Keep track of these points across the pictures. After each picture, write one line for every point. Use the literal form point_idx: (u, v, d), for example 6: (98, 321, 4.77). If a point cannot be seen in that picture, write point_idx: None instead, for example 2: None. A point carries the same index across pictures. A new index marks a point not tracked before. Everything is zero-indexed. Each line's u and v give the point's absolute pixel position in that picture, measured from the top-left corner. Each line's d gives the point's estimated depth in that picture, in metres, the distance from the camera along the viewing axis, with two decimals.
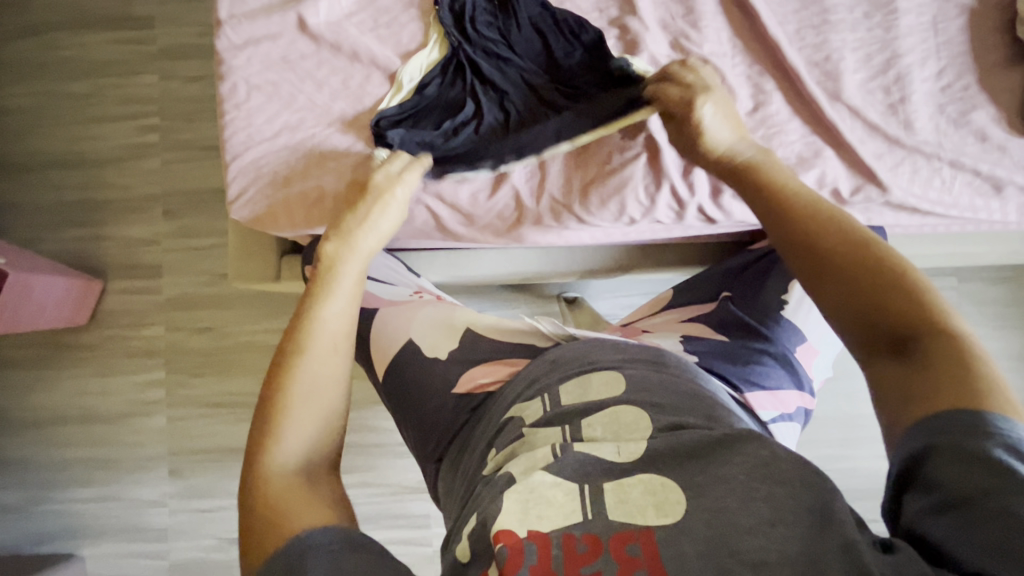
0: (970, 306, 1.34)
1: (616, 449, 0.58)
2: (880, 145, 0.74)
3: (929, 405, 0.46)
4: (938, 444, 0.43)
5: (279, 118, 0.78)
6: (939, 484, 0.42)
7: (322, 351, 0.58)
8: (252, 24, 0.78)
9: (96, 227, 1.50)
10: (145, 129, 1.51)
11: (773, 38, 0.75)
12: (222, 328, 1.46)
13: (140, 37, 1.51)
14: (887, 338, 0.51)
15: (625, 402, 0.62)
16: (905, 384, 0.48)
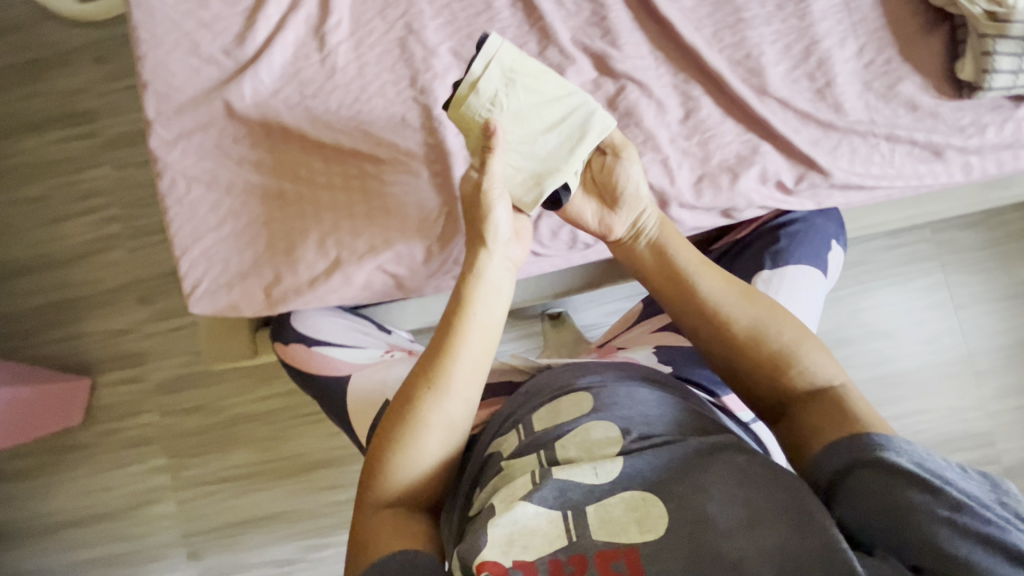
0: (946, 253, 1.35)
1: (594, 471, 0.57)
2: (814, 131, 0.75)
3: (831, 435, 0.55)
4: (855, 464, 0.51)
5: (224, 206, 0.78)
6: (868, 495, 0.49)
7: (451, 403, 0.64)
8: (180, 118, 0.78)
9: (75, 324, 1.50)
10: (106, 221, 1.51)
11: (692, 46, 0.76)
12: (215, 403, 1.46)
13: (88, 131, 1.52)
14: (769, 403, 0.62)
15: (594, 418, 0.63)
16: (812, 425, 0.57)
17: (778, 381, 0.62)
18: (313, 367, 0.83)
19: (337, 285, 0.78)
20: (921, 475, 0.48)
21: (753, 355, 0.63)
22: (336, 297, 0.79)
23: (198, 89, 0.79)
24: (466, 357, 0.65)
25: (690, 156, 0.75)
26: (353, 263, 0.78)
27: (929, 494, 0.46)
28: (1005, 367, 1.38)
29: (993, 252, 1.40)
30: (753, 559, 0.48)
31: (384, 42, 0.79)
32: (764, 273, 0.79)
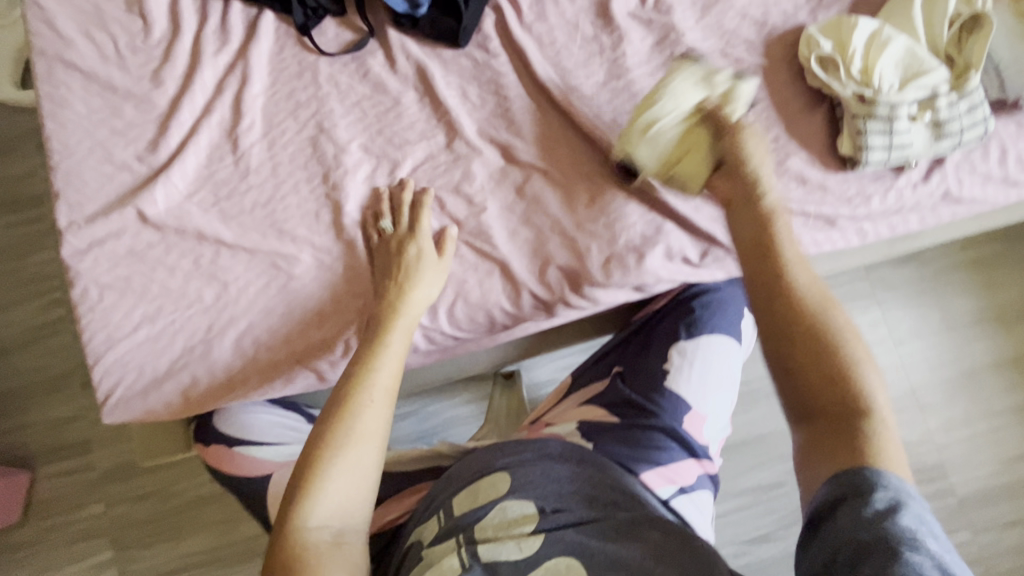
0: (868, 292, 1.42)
1: (518, 546, 0.62)
2: (711, 208, 0.79)
3: (842, 458, 0.51)
4: (844, 497, 0.49)
5: (138, 311, 0.78)
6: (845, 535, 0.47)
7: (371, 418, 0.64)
8: (91, 226, 0.78)
9: (13, 414, 1.45)
10: (48, 306, 1.49)
11: (591, 134, 0.79)
12: (162, 490, 1.40)
13: (31, 217, 1.52)
14: (816, 405, 0.54)
15: (511, 496, 0.65)
16: (833, 442, 0.52)
17: (832, 391, 0.53)
18: (234, 468, 0.83)
19: (255, 385, 0.77)
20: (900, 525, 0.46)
21: (818, 360, 0.54)
22: (255, 395, 0.78)
23: (112, 196, 0.80)
24: (386, 372, 0.68)
25: (598, 239, 0.78)
26: (270, 362, 0.78)
27: (896, 542, 0.45)
28: (951, 399, 1.41)
29: (928, 287, 1.44)
30: None
31: (298, 141, 0.81)
32: (681, 344, 0.82)
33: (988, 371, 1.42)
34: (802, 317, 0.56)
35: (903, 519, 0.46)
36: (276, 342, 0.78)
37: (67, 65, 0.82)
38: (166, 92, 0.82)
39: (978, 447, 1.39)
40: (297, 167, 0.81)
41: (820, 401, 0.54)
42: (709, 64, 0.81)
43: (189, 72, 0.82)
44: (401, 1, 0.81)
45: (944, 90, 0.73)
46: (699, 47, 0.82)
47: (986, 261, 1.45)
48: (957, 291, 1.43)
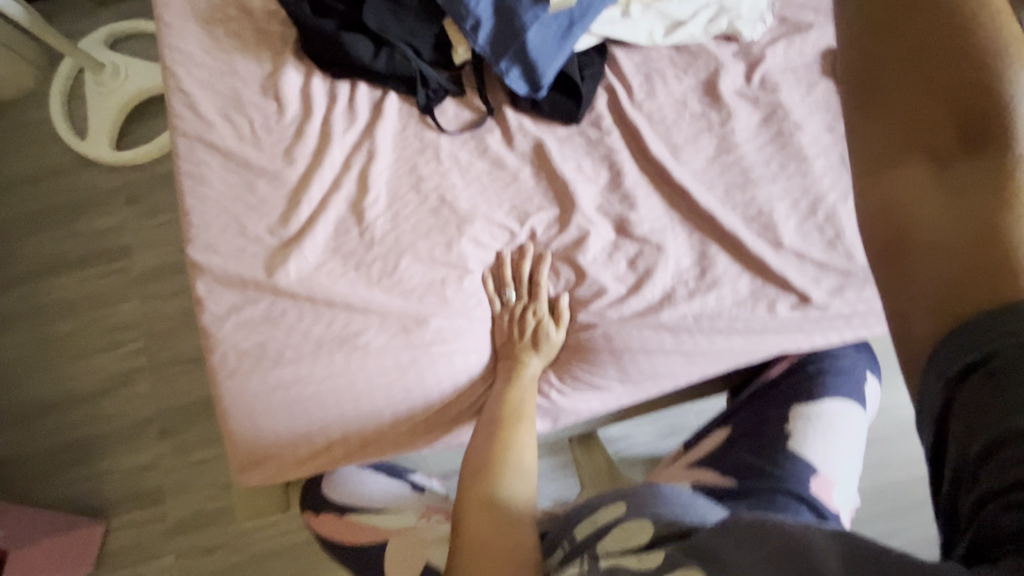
0: None
1: (637, 558, 0.54)
2: (829, 278, 0.80)
3: (963, 288, 0.37)
4: (990, 353, 0.35)
5: (269, 377, 0.80)
6: (985, 412, 0.35)
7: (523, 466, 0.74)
8: (229, 294, 0.82)
9: (94, 458, 1.48)
10: (131, 353, 1.54)
11: (705, 208, 0.82)
12: (236, 540, 1.42)
13: (119, 268, 1.59)
14: (926, 163, 0.41)
15: (625, 515, 0.63)
16: (945, 208, 0.40)
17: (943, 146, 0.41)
18: (346, 532, 0.83)
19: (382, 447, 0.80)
20: None
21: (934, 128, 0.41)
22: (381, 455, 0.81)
23: (245, 264, 0.84)
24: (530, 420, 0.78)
25: (713, 311, 0.80)
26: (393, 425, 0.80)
27: None
28: None
29: None
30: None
31: (419, 213, 0.85)
32: (799, 407, 0.84)
33: None
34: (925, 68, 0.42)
35: None
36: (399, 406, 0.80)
37: (207, 145, 0.88)
38: (298, 168, 0.87)
39: None
40: (419, 238, 0.84)
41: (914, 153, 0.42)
42: (817, 140, 0.84)
43: (318, 151, 0.88)
44: (523, 85, 0.85)
45: None
46: (806, 124, 0.85)
47: None
48: None
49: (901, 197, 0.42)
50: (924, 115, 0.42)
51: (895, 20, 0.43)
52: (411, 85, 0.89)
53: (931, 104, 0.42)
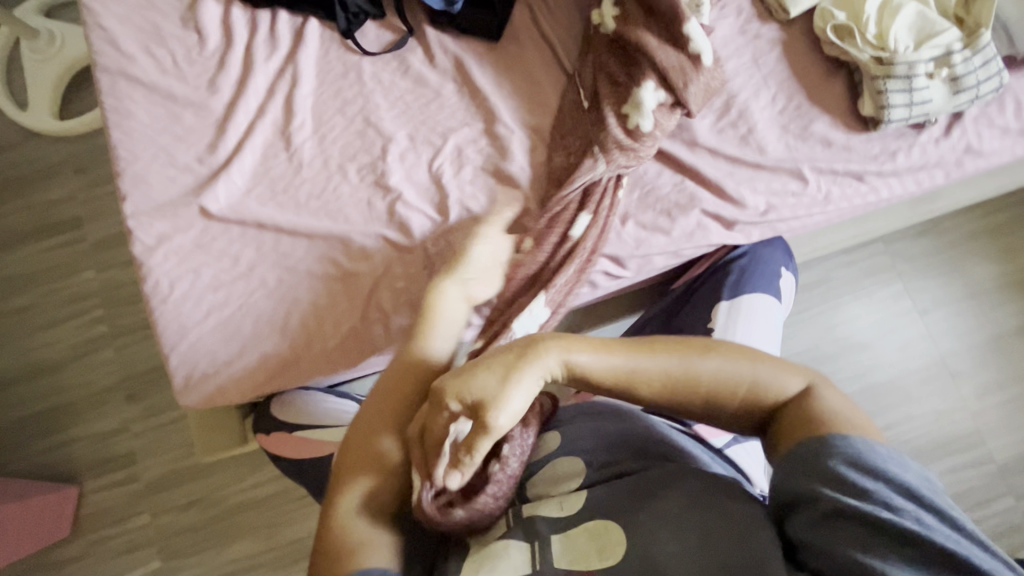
0: (900, 263, 1.46)
1: (558, 505, 0.58)
2: (745, 173, 0.83)
3: (789, 445, 0.53)
4: (801, 497, 0.49)
5: (206, 298, 0.82)
6: (812, 539, 0.48)
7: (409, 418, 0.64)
8: (160, 223, 0.83)
9: (61, 423, 1.47)
10: (89, 320, 1.52)
11: (623, 111, 0.85)
12: (207, 496, 1.42)
13: (69, 237, 1.55)
14: (750, 421, 0.58)
15: (559, 456, 0.65)
16: (779, 437, 0.55)
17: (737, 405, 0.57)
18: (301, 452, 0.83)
19: (321, 362, 0.82)
20: (854, 483, 0.48)
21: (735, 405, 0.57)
22: (321, 372, 0.82)
23: (176, 194, 0.85)
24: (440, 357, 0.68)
25: (635, 209, 0.84)
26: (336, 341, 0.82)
27: (886, 509, 0.46)
28: (982, 365, 1.42)
29: (950, 257, 1.46)
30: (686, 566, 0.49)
31: (346, 133, 0.86)
32: (722, 304, 0.86)
33: (1015, 335, 1.43)
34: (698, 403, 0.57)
35: (854, 470, 0.48)
36: (340, 319, 0.82)
37: (130, 79, 0.88)
38: (222, 97, 0.88)
39: (1013, 410, 1.40)
40: (347, 158, 0.86)
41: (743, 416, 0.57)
42: (730, 41, 0.87)
43: (243, 79, 0.88)
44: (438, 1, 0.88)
45: (957, 47, 0.78)
46: (719, 25, 0.87)
47: (1005, 228, 1.48)
48: (980, 258, 1.47)
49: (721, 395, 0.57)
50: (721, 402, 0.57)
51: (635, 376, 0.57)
52: (331, 9, 0.90)
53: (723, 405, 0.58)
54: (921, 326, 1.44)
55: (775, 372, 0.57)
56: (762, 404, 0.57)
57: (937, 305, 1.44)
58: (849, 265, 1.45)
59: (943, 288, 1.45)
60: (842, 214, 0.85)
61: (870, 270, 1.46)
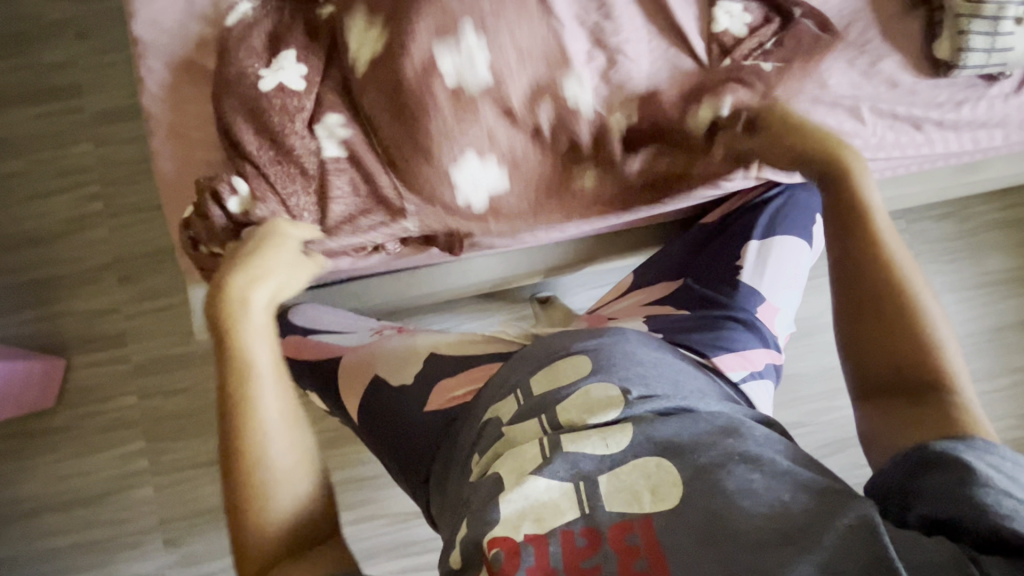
0: (934, 241, 1.40)
1: (602, 442, 0.57)
2: (802, 107, 0.82)
3: (926, 431, 0.53)
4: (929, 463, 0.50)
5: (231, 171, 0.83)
6: (933, 501, 0.48)
7: (282, 472, 0.55)
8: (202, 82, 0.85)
9: (26, 279, 1.30)
10: (70, 177, 1.32)
11: (681, 22, 0.83)
12: (151, 403, 1.27)
13: (58, 86, 1.33)
14: (896, 376, 0.57)
15: (594, 380, 0.62)
16: (916, 416, 0.55)
17: (888, 316, 0.58)
18: (317, 351, 0.90)
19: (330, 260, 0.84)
20: (982, 465, 0.48)
21: (884, 324, 0.58)
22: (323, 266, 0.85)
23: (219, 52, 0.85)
24: (259, 340, 0.58)
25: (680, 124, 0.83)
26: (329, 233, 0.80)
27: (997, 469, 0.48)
28: (987, 354, 1.40)
29: (966, 243, 1.42)
30: (771, 529, 0.48)
31: None
32: (754, 243, 0.88)
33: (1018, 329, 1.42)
34: (879, 284, 0.59)
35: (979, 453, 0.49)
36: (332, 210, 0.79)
37: None
38: None
39: (1001, 402, 1.38)
40: None
41: (891, 349, 0.57)
42: None
43: None
44: None
45: None
46: None
47: None
48: (1002, 248, 1.43)
49: (884, 317, 0.58)
50: (895, 312, 0.58)
51: (856, 227, 0.61)
52: None
53: (889, 315, 0.58)
54: None
55: (944, 347, 0.57)
56: (933, 381, 0.55)
57: (947, 289, 1.40)
58: None
59: (960, 273, 1.41)
60: (900, 159, 0.85)
61: None
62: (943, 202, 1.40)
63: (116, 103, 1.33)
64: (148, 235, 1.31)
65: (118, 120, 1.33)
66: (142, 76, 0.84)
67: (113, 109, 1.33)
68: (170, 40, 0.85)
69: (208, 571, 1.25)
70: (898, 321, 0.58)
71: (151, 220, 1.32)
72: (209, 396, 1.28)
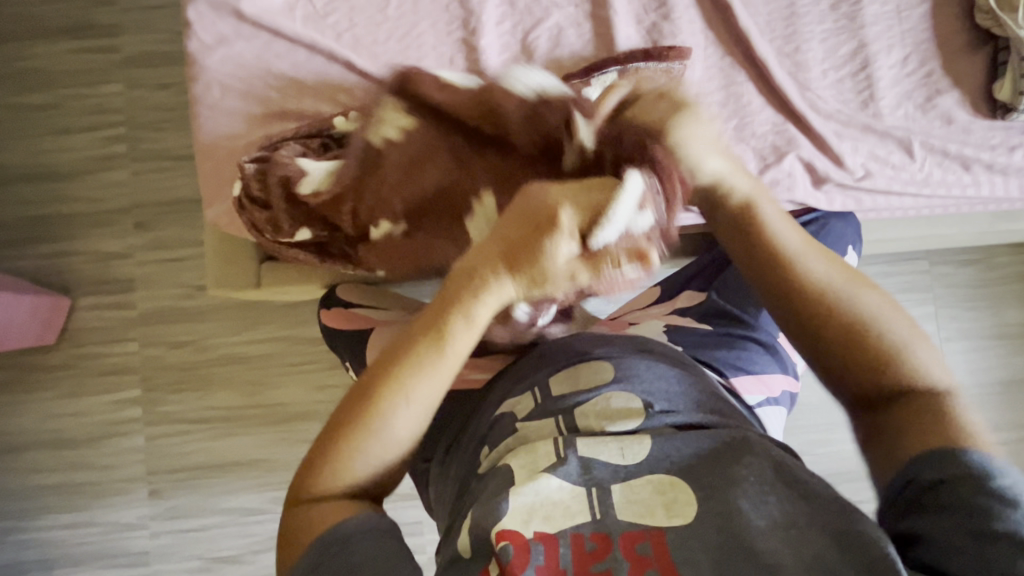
0: (953, 287, 1.39)
1: (620, 451, 0.56)
2: (852, 133, 0.81)
3: (923, 442, 0.50)
4: (937, 493, 0.47)
5: (275, 129, 0.84)
6: (937, 545, 0.45)
7: (378, 453, 0.53)
8: (256, 30, 0.84)
9: (42, 214, 1.29)
10: (94, 118, 1.31)
11: (743, 29, 0.82)
12: (153, 352, 1.27)
13: (94, 23, 1.32)
14: (869, 394, 0.56)
15: (615, 388, 0.62)
16: (910, 427, 0.52)
17: (840, 331, 0.57)
18: (346, 321, 0.90)
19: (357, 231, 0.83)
20: (992, 506, 0.45)
21: (838, 346, 0.57)
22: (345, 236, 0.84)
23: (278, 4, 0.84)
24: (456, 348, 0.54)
25: (727, 133, 0.82)
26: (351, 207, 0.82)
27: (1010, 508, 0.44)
28: (993, 406, 1.38)
29: (986, 292, 1.40)
30: (785, 555, 0.47)
31: None
32: None
33: None
34: (806, 309, 0.58)
35: (990, 495, 0.45)
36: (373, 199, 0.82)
37: None
38: None
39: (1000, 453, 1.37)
40: (442, 21, 0.85)
41: (854, 359, 0.56)
42: None
43: None
44: None
45: None
46: None
47: None
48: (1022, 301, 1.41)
49: (846, 329, 0.57)
50: (852, 331, 0.56)
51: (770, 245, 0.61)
52: None
53: (841, 336, 0.57)
54: (938, 353, 1.38)
55: (911, 359, 0.55)
56: (903, 383, 0.54)
57: (961, 336, 1.38)
58: (887, 276, 1.38)
59: (975, 322, 1.39)
60: (944, 198, 0.83)
61: (907, 285, 1.38)
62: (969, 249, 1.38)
63: (154, 47, 1.32)
64: (169, 184, 1.30)
65: (154, 65, 1.32)
66: (191, 20, 0.83)
67: (150, 53, 1.32)
68: None
69: (189, 527, 1.25)
70: (846, 337, 0.56)
71: (174, 169, 1.30)
72: (211, 352, 1.27)
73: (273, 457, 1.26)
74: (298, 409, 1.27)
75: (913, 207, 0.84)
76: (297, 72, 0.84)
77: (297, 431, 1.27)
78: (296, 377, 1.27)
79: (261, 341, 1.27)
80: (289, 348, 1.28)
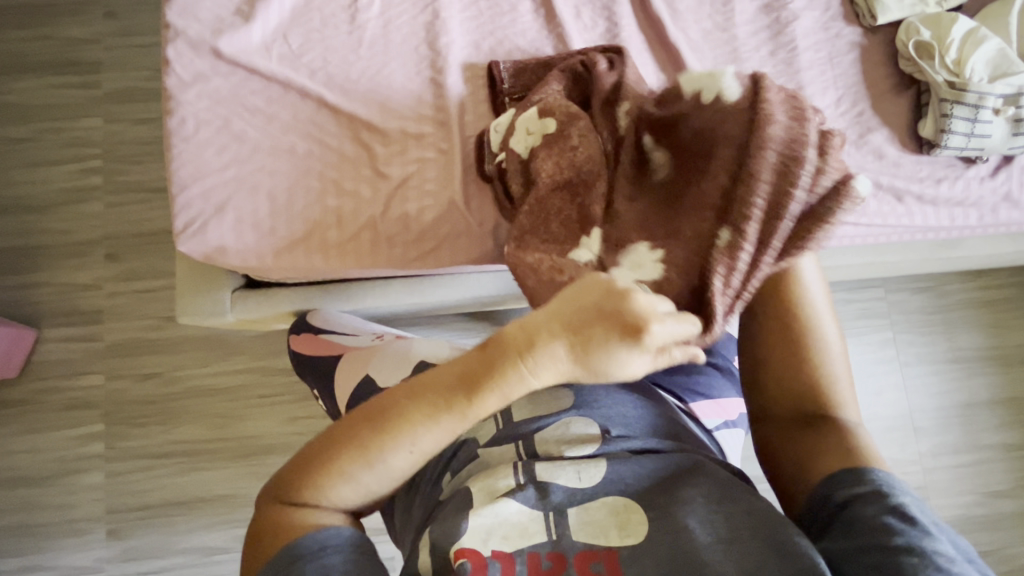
0: (908, 313, 1.45)
1: (577, 474, 0.57)
2: None
3: (828, 464, 0.58)
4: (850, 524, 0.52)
5: (246, 159, 0.86)
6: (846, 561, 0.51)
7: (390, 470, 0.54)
8: (233, 67, 0.88)
9: (10, 246, 1.28)
10: (70, 151, 1.32)
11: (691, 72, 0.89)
12: (119, 385, 1.24)
13: (77, 61, 1.35)
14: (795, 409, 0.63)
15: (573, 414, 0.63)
16: (816, 448, 0.60)
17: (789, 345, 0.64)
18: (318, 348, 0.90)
19: (331, 259, 0.86)
20: (894, 526, 0.50)
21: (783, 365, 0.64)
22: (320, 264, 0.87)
23: (253, 43, 0.89)
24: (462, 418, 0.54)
25: None
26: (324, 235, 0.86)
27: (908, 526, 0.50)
28: (955, 430, 1.42)
29: (940, 319, 1.46)
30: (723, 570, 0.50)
31: (411, 27, 0.92)
32: None
33: (987, 408, 1.44)
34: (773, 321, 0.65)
35: (897, 520, 0.51)
36: (347, 227, 0.86)
37: None
38: None
39: (964, 476, 1.40)
40: (412, 62, 0.91)
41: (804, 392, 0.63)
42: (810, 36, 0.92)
43: None
44: None
45: None
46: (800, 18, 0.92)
47: (999, 303, 1.48)
48: (976, 327, 1.47)
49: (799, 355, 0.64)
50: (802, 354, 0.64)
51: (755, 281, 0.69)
52: None
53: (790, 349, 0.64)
54: (898, 377, 1.43)
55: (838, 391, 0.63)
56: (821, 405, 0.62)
57: (919, 361, 1.44)
58: (846, 303, 1.43)
59: (931, 347, 1.45)
60: (884, 227, 0.89)
61: (865, 312, 1.44)
62: (921, 277, 1.46)
63: (134, 83, 1.35)
64: (143, 215, 1.31)
65: (134, 100, 1.35)
66: (170, 58, 0.87)
67: (129, 88, 1.35)
68: (203, 29, 0.88)
69: (147, 569, 1.20)
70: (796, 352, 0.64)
71: (149, 201, 1.31)
72: (179, 383, 1.25)
73: (239, 491, 1.23)
74: (267, 441, 1.24)
75: (857, 236, 0.89)
76: (269, 107, 0.88)
77: (265, 464, 1.24)
78: (264, 408, 1.26)
79: (231, 372, 1.26)
80: (259, 379, 1.26)
